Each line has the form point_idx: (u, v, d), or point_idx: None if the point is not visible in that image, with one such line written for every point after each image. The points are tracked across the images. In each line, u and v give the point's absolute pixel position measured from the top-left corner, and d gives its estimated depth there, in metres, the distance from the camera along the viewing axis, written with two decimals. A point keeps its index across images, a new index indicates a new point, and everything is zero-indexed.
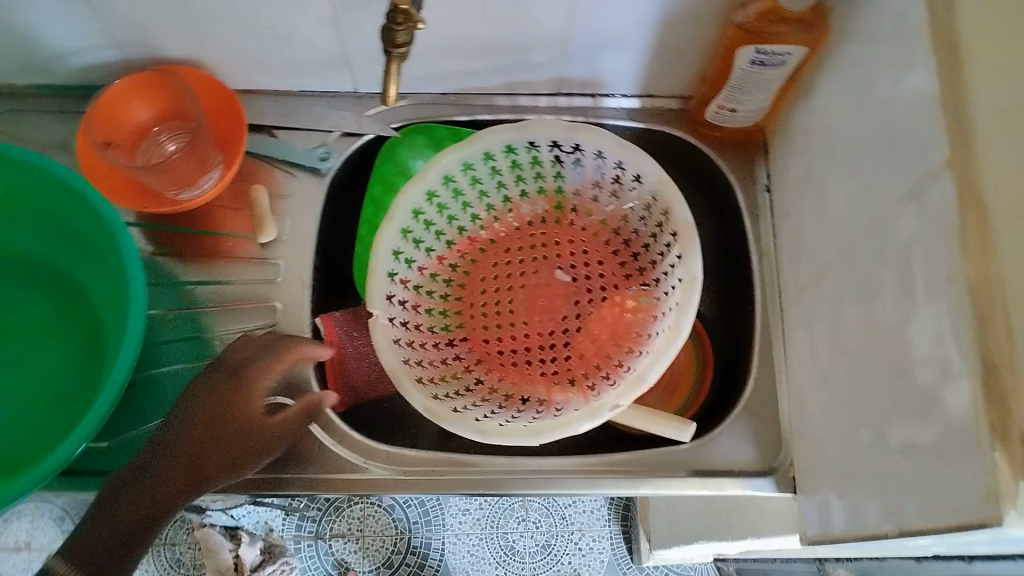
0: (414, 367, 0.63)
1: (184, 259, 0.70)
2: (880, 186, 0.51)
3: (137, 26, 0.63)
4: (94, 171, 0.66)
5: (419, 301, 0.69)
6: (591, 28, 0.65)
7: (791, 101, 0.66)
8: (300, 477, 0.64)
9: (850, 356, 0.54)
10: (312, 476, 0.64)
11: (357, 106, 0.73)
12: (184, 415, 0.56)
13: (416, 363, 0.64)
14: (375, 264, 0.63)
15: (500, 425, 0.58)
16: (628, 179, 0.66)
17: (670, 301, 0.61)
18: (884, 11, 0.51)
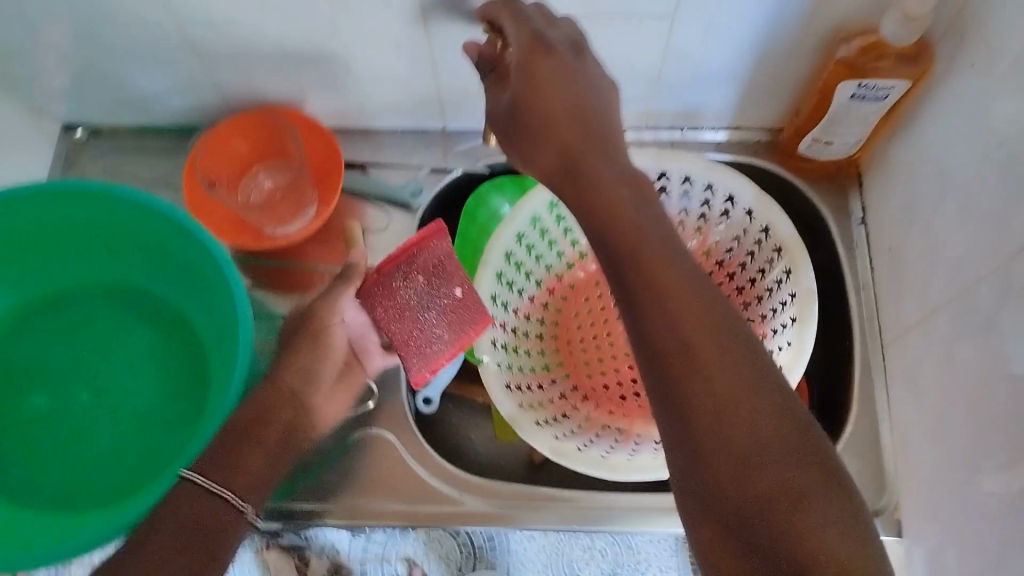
0: (530, 411, 0.65)
1: (280, 293, 0.71)
2: (1001, 227, 0.50)
3: (242, 70, 0.65)
4: (200, 210, 0.68)
5: (518, 344, 0.70)
6: (685, 64, 0.65)
7: (890, 133, 0.65)
8: (396, 511, 0.64)
9: (967, 400, 0.53)
10: (407, 512, 0.64)
11: (446, 142, 0.74)
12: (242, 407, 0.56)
13: (529, 404, 0.66)
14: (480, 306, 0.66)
15: (630, 460, 0.61)
16: (737, 214, 0.68)
17: (778, 319, 0.65)
18: (999, 47, 0.50)
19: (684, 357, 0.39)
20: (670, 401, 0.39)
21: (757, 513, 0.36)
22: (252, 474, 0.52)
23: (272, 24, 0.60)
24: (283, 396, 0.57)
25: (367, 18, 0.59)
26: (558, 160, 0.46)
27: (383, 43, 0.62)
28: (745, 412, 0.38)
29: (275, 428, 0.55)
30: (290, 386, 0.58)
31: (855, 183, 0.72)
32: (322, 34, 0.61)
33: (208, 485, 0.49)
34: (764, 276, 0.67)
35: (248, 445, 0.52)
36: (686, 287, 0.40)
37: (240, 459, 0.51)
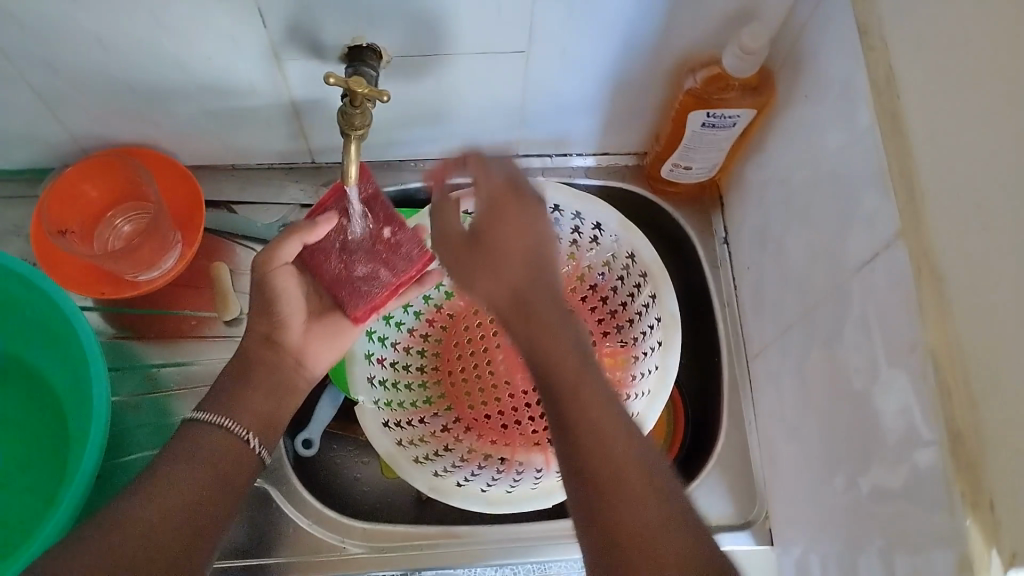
0: (409, 448, 0.65)
1: (147, 340, 0.68)
2: (836, 248, 0.53)
3: (91, 111, 0.63)
4: (52, 262, 0.65)
5: (397, 379, 0.69)
6: (545, 95, 0.66)
7: (743, 157, 0.68)
8: (275, 562, 0.63)
9: (819, 412, 0.55)
10: (286, 560, 0.63)
11: (316, 177, 0.73)
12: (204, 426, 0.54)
13: (409, 441, 0.65)
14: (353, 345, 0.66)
15: (510, 493, 0.61)
16: (607, 239, 0.70)
17: (647, 341, 0.67)
18: (826, 77, 0.53)
19: (606, 490, 0.43)
20: (592, 522, 0.43)
21: None
22: (260, 412, 0.56)
23: (118, 64, 0.58)
24: (257, 342, 0.59)
25: (218, 56, 0.58)
26: (512, 295, 0.46)
27: (238, 81, 0.61)
28: (653, 531, 0.42)
29: (264, 371, 0.58)
30: (261, 332, 0.59)
31: (716, 204, 0.75)
32: (172, 72, 0.59)
33: (212, 419, 0.54)
34: (633, 299, 0.70)
35: (249, 389, 0.57)
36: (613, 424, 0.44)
37: (242, 402, 0.56)
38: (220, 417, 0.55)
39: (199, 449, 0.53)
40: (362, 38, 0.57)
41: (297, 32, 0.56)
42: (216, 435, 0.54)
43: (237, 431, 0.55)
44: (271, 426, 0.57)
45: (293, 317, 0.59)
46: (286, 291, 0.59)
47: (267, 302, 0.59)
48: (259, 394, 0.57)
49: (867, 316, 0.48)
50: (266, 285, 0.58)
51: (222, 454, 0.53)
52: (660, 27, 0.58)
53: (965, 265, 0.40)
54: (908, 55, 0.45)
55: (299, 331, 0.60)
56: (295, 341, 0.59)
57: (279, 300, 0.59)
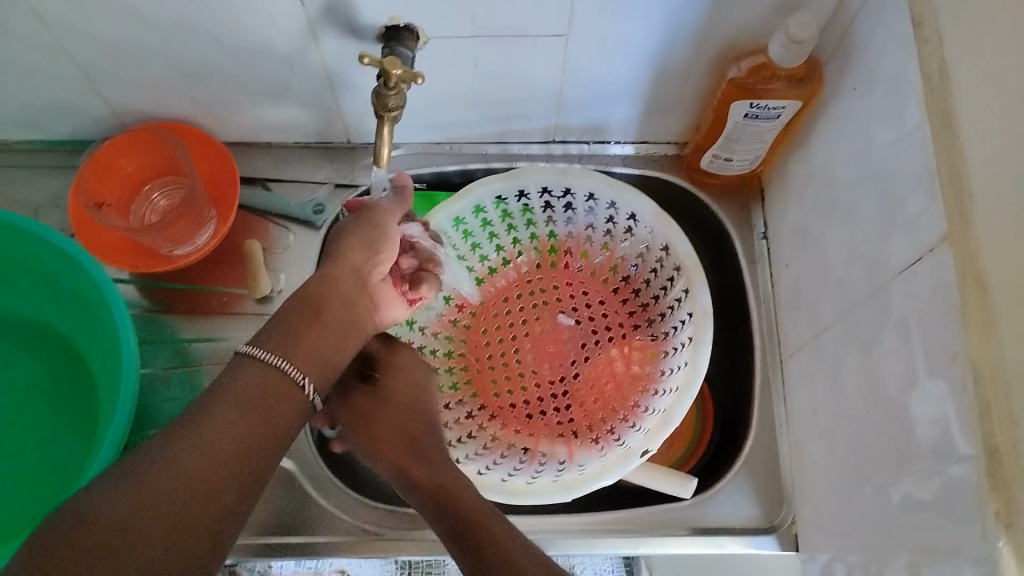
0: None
1: (178, 314, 0.69)
2: (878, 250, 0.51)
3: (130, 86, 0.64)
4: (88, 236, 0.66)
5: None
6: (584, 81, 0.65)
7: (788, 150, 0.66)
8: (297, 541, 0.63)
9: (852, 418, 0.54)
10: (307, 540, 0.63)
11: (351, 156, 0.73)
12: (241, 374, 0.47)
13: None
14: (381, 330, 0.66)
15: (529, 484, 0.60)
16: (641, 230, 0.69)
17: (678, 337, 0.66)
18: (875, 71, 0.51)
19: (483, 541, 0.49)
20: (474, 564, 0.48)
21: None
22: (313, 355, 0.51)
23: (157, 40, 0.58)
24: (348, 275, 0.56)
25: (254, 32, 0.58)
26: (411, 447, 0.57)
27: (275, 60, 0.61)
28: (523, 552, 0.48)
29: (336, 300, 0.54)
30: (355, 262, 0.56)
31: (757, 198, 0.73)
32: (208, 47, 0.59)
33: (268, 360, 0.48)
34: (664, 294, 0.69)
35: (316, 323, 0.52)
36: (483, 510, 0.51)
37: (303, 337, 0.51)
38: (276, 357, 0.49)
39: (244, 388, 0.46)
40: (398, 17, 0.56)
41: (333, 10, 0.55)
42: (260, 376, 0.47)
43: (296, 377, 0.49)
44: (324, 369, 0.51)
45: (384, 262, 0.58)
46: (388, 238, 0.58)
47: (374, 242, 0.58)
48: (328, 332, 0.53)
49: (907, 323, 0.46)
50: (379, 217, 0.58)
51: (271, 394, 0.47)
52: (703, 14, 0.57)
53: (1011, 274, 0.38)
54: (962, 51, 0.43)
55: (381, 277, 0.59)
56: (376, 282, 0.58)
57: (386, 239, 0.58)
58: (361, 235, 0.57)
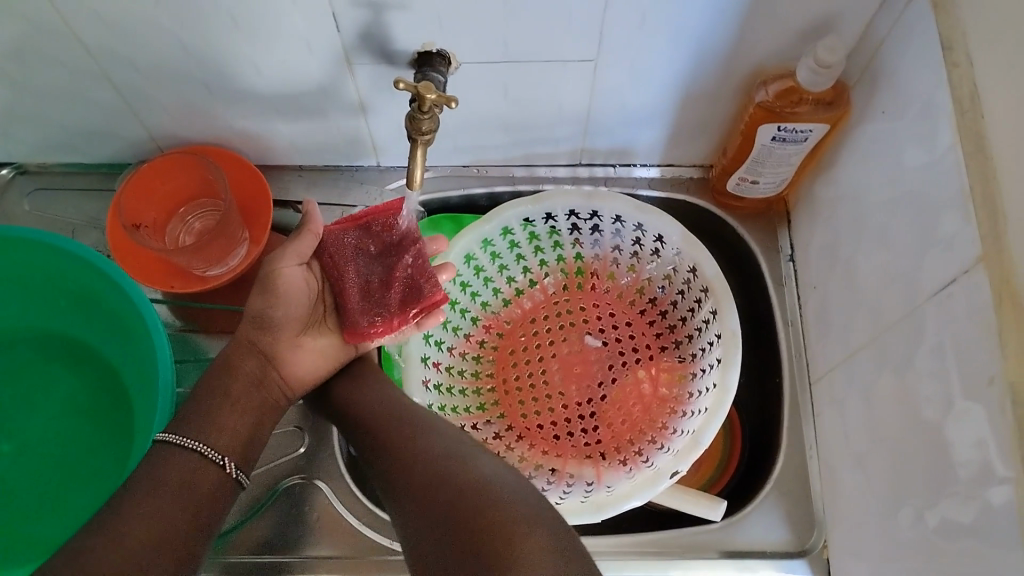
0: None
1: (211, 333, 0.71)
2: (910, 272, 0.51)
3: (168, 110, 0.65)
4: (125, 255, 0.68)
5: (452, 384, 0.70)
6: (612, 105, 0.66)
7: (815, 172, 0.67)
8: (306, 558, 0.63)
9: (884, 439, 0.54)
10: (323, 557, 0.63)
11: (380, 179, 0.74)
12: (159, 461, 0.51)
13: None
14: (408, 350, 0.67)
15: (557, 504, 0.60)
16: (667, 251, 0.69)
17: (705, 359, 0.66)
18: (905, 95, 0.52)
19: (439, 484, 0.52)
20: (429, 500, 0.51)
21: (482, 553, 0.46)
22: (234, 432, 0.55)
23: (198, 66, 0.60)
24: (243, 350, 0.59)
25: (289, 59, 0.59)
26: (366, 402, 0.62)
27: (308, 84, 0.62)
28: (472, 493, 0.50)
29: (241, 378, 0.57)
30: (248, 337, 0.59)
31: (784, 221, 0.73)
32: (246, 74, 0.61)
33: (181, 442, 0.52)
34: (691, 316, 0.69)
35: (228, 405, 0.56)
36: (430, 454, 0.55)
37: (217, 417, 0.55)
38: (191, 440, 0.53)
39: (169, 472, 0.50)
40: (432, 44, 0.57)
41: (369, 37, 0.57)
42: (183, 457, 0.52)
43: (214, 456, 0.53)
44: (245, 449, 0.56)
45: (290, 320, 0.59)
46: (287, 301, 0.58)
47: (265, 314, 0.58)
48: (242, 408, 0.57)
49: (940, 344, 0.47)
50: (269, 284, 0.57)
51: (196, 476, 0.51)
52: (731, 40, 0.57)
53: None
54: (995, 75, 0.43)
55: (287, 341, 0.60)
56: (284, 342, 0.59)
57: (282, 296, 0.57)
58: (254, 309, 0.58)
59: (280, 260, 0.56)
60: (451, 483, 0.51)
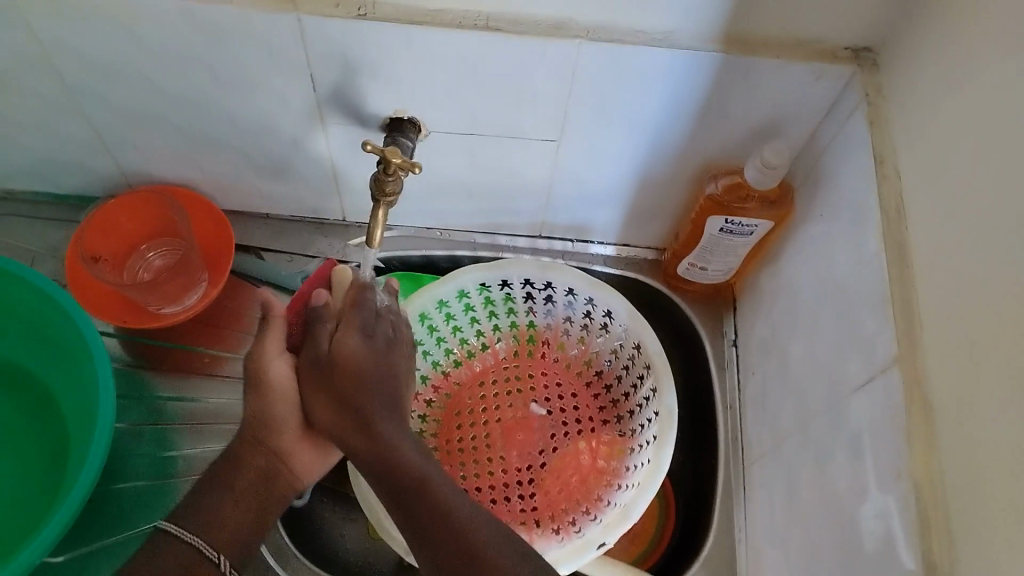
0: None
1: (159, 371, 0.72)
2: (834, 367, 0.54)
3: (143, 151, 0.67)
4: (79, 286, 0.68)
5: None
6: (572, 184, 0.69)
7: (760, 264, 0.70)
8: None
9: (804, 526, 0.55)
10: None
11: (344, 234, 0.76)
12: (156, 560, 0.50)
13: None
14: None
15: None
16: (615, 326, 0.71)
17: (642, 435, 0.68)
18: (839, 200, 0.55)
19: (390, 468, 0.50)
20: (374, 469, 0.51)
21: (431, 540, 0.47)
22: (235, 528, 0.53)
23: (177, 112, 0.62)
24: (250, 444, 0.56)
25: (266, 113, 0.61)
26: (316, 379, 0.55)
27: (282, 138, 0.64)
28: (432, 483, 0.49)
29: (250, 474, 0.55)
30: (253, 435, 0.56)
31: (730, 307, 0.76)
32: (221, 122, 0.63)
33: (184, 535, 0.51)
34: (634, 391, 0.71)
35: (229, 498, 0.54)
36: (433, 481, 0.49)
37: (217, 511, 0.53)
38: (191, 535, 0.51)
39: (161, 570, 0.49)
40: (403, 110, 0.60)
41: (344, 100, 0.59)
42: (189, 555, 0.51)
43: (211, 554, 0.51)
44: (246, 545, 0.53)
45: (290, 417, 0.57)
46: (285, 394, 0.57)
47: (265, 412, 0.56)
48: (245, 504, 0.54)
49: (857, 439, 0.49)
50: (261, 379, 0.56)
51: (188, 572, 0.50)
52: (685, 135, 0.61)
53: (953, 402, 0.41)
54: (919, 193, 0.47)
55: (292, 435, 0.57)
56: (291, 443, 0.57)
57: (276, 398, 0.56)
58: (250, 409, 0.56)
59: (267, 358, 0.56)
60: (431, 501, 0.48)
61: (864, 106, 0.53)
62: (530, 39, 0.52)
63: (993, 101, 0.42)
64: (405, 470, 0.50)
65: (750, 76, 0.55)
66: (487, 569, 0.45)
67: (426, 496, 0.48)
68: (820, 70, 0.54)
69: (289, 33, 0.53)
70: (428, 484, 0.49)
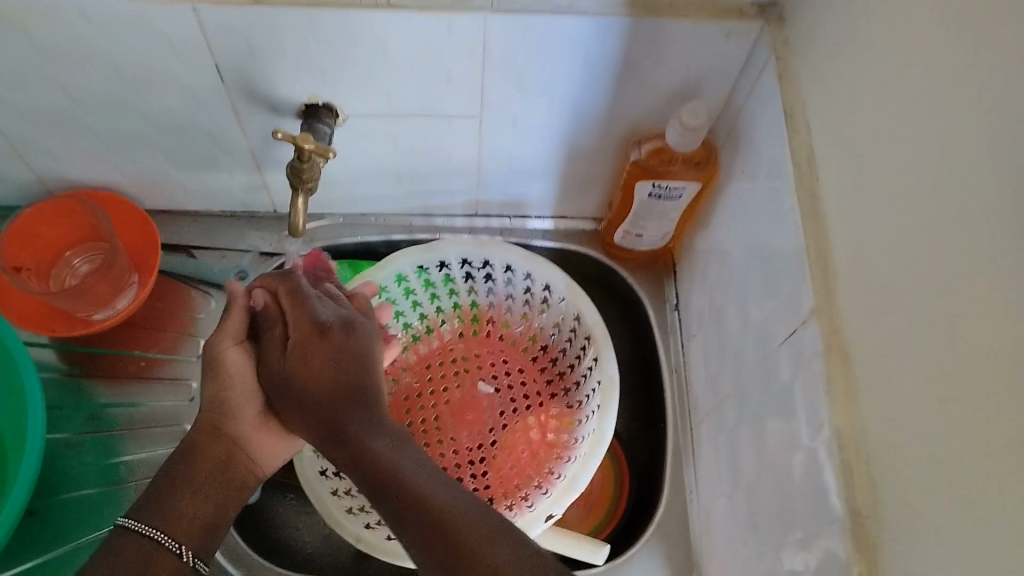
0: (343, 498, 0.66)
1: (94, 378, 0.71)
2: (763, 324, 0.54)
3: (58, 156, 0.66)
4: (5, 299, 0.67)
5: None
6: (501, 159, 0.68)
7: (694, 227, 0.70)
8: None
9: (747, 485, 0.56)
10: None
11: (277, 226, 0.75)
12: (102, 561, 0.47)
13: (345, 491, 0.66)
14: None
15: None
16: (554, 300, 0.71)
17: (590, 405, 0.68)
18: (757, 158, 0.55)
19: (339, 421, 0.50)
20: (320, 418, 0.50)
21: (370, 470, 0.46)
22: (193, 515, 0.50)
23: (86, 113, 0.60)
24: (208, 431, 0.54)
25: (178, 108, 0.60)
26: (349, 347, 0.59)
27: (199, 132, 0.63)
28: (374, 432, 0.48)
29: (208, 463, 0.53)
30: (211, 421, 0.54)
31: (670, 272, 0.76)
32: (133, 121, 0.61)
33: (148, 531, 0.48)
34: (578, 362, 0.71)
35: (188, 490, 0.51)
36: (374, 437, 0.48)
37: (176, 502, 0.50)
38: (151, 528, 0.49)
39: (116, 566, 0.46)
40: (317, 96, 0.59)
41: (256, 89, 0.58)
42: (142, 544, 0.48)
43: (171, 545, 0.49)
44: (212, 532, 0.51)
45: (247, 403, 0.55)
46: (238, 381, 0.55)
47: (224, 394, 0.55)
48: (209, 494, 0.52)
49: (786, 393, 0.49)
50: (221, 362, 0.55)
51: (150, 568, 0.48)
52: (606, 101, 0.60)
53: (870, 351, 0.41)
54: (828, 144, 0.47)
55: (250, 423, 0.55)
56: (244, 432, 0.54)
57: (234, 385, 0.55)
58: (212, 393, 0.55)
59: (220, 344, 0.55)
60: (377, 451, 0.47)
61: (773, 62, 0.53)
62: (436, 15, 0.52)
63: (891, 46, 0.42)
64: (341, 424, 0.49)
65: (661, 38, 0.54)
66: (410, 488, 0.44)
67: (357, 447, 0.48)
68: (729, 28, 0.53)
69: (188, 23, 0.51)
70: (365, 437, 0.48)
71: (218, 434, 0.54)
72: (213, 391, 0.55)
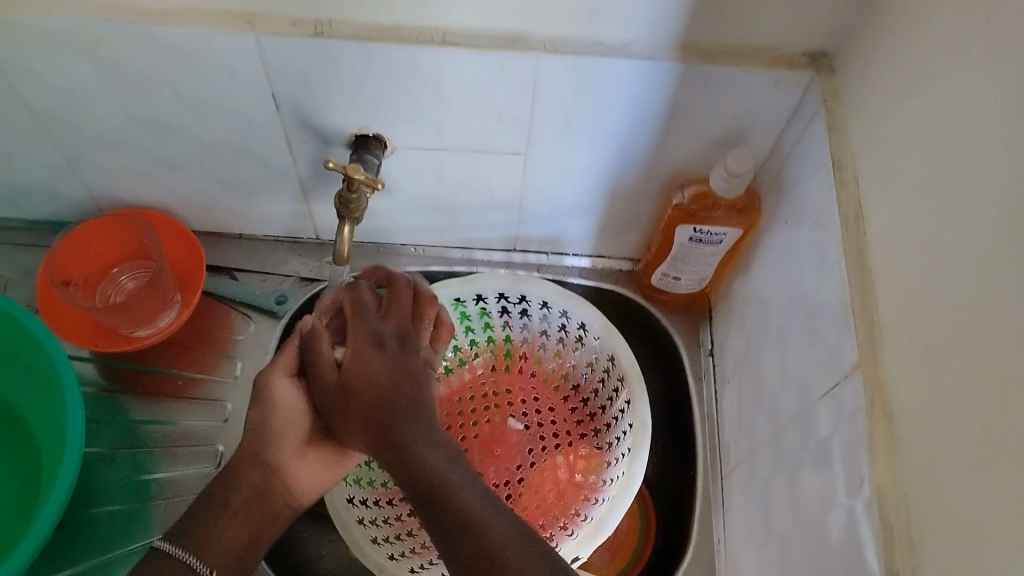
0: (368, 527, 0.66)
1: (131, 395, 0.72)
2: (802, 374, 0.53)
3: (114, 176, 0.67)
4: (53, 312, 0.69)
5: None
6: (543, 198, 0.69)
7: (733, 273, 0.70)
8: None
9: (779, 538, 0.55)
10: None
11: (318, 252, 0.76)
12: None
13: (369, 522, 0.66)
14: None
15: None
16: (589, 339, 0.71)
17: (619, 448, 0.68)
18: (801, 208, 0.55)
19: (387, 429, 0.50)
20: (370, 420, 0.51)
21: (424, 497, 0.47)
22: (229, 543, 0.53)
23: (144, 136, 0.62)
24: (246, 461, 0.56)
25: (232, 134, 0.62)
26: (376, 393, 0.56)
27: (251, 159, 0.64)
28: (429, 445, 0.49)
29: (244, 491, 0.55)
30: (249, 449, 0.56)
31: (706, 317, 0.76)
32: (189, 144, 0.63)
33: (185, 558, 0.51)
34: (611, 404, 0.71)
35: (228, 514, 0.53)
36: (432, 456, 0.48)
37: (215, 528, 0.53)
38: (186, 552, 0.51)
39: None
40: (369, 128, 0.60)
41: (310, 118, 0.59)
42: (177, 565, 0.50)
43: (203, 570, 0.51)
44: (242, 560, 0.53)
45: (291, 431, 0.57)
46: (282, 409, 0.57)
47: (264, 423, 0.57)
48: (241, 519, 0.54)
49: (824, 446, 0.49)
50: (264, 393, 0.57)
51: None
52: (652, 144, 0.61)
53: (913, 406, 0.41)
54: (877, 196, 0.47)
55: (291, 449, 0.57)
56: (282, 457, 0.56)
57: (278, 410, 0.57)
58: (252, 420, 0.57)
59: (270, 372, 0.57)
60: (433, 470, 0.47)
61: (822, 112, 0.53)
62: (492, 54, 0.53)
63: (945, 101, 0.42)
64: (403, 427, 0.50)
65: (711, 83, 0.55)
66: (474, 524, 0.45)
67: (411, 464, 0.48)
68: (780, 77, 0.54)
69: (249, 53, 0.53)
70: (414, 454, 0.48)
71: (256, 463, 0.56)
72: (255, 417, 0.57)
